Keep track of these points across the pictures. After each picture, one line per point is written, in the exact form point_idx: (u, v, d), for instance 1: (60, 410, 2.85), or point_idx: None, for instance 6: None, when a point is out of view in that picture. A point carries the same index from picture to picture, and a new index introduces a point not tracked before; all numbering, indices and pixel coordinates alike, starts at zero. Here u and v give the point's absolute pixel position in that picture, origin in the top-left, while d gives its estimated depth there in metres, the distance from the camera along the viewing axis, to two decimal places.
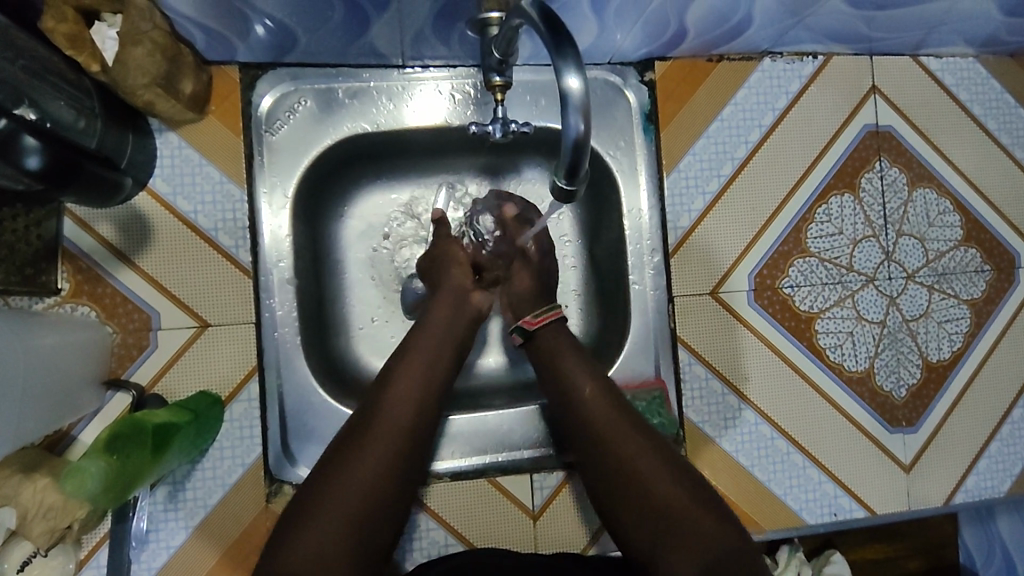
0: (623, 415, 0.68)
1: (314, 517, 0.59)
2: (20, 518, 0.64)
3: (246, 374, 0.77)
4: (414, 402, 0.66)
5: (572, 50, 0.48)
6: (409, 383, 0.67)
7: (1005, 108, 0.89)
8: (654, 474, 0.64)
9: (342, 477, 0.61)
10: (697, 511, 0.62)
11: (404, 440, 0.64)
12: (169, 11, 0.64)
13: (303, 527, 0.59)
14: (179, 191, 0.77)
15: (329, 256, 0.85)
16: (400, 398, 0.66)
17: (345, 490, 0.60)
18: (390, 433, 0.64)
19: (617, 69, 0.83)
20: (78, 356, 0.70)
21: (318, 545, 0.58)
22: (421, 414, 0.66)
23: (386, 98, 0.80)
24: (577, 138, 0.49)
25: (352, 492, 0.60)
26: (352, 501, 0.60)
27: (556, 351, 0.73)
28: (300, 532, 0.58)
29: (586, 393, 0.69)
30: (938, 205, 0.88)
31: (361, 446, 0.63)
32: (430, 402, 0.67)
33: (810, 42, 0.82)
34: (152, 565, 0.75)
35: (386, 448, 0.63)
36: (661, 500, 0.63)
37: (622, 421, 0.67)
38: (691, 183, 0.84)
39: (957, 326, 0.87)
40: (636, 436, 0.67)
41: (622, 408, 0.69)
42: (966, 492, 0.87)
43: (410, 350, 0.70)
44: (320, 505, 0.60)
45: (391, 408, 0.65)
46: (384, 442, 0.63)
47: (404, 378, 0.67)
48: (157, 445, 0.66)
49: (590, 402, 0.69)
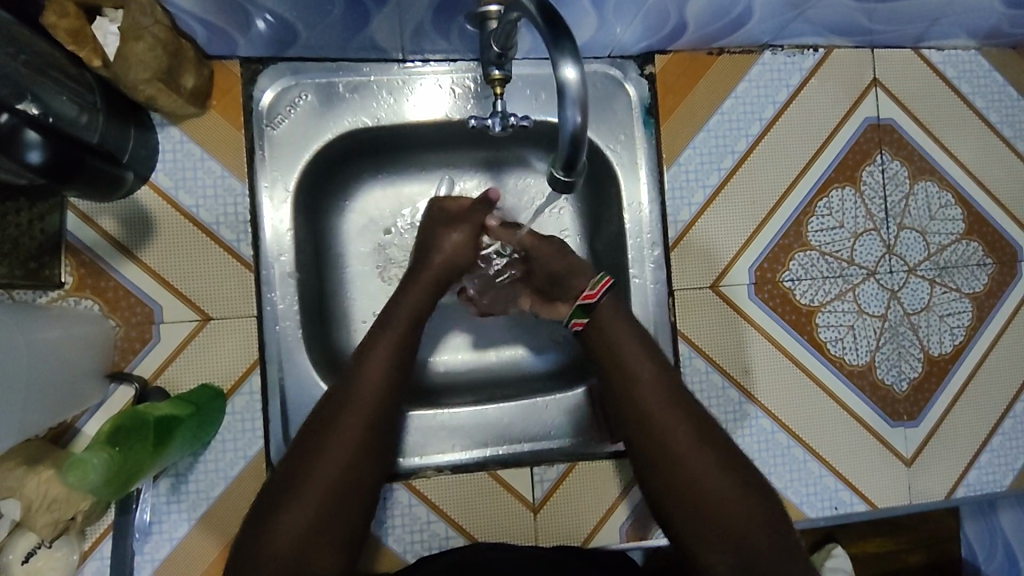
0: (676, 406, 0.67)
1: (292, 500, 0.61)
2: (25, 508, 0.65)
3: (248, 367, 0.78)
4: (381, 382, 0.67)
5: (569, 42, 0.48)
6: (377, 363, 0.67)
7: (1007, 100, 0.89)
8: (699, 462, 0.64)
9: (319, 460, 0.62)
10: (740, 506, 0.62)
11: (372, 421, 0.65)
12: (170, 6, 0.64)
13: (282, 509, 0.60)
14: (181, 185, 0.77)
15: (330, 250, 0.86)
16: (370, 380, 0.66)
17: (318, 472, 0.62)
18: (360, 415, 0.65)
19: (617, 62, 0.83)
20: (82, 349, 0.71)
21: (296, 527, 0.60)
22: (386, 394, 0.67)
23: (386, 93, 0.80)
24: (575, 129, 0.49)
25: (326, 474, 0.62)
26: (326, 483, 0.62)
27: (608, 338, 0.71)
28: (280, 514, 0.60)
29: (641, 381, 0.68)
30: (940, 198, 0.87)
31: (332, 429, 0.64)
32: (396, 382, 0.68)
33: (810, 35, 0.82)
34: (156, 556, 0.76)
35: (356, 430, 0.64)
36: (707, 497, 0.63)
37: (673, 411, 0.66)
38: (691, 176, 0.84)
39: (959, 319, 0.87)
40: (685, 429, 0.65)
41: (674, 397, 0.67)
42: (967, 486, 0.86)
43: (380, 330, 0.70)
44: (299, 488, 0.61)
45: (361, 391, 0.66)
46: (354, 423, 0.64)
47: (373, 358, 0.67)
48: (158, 437, 0.67)
49: (641, 390, 0.67)
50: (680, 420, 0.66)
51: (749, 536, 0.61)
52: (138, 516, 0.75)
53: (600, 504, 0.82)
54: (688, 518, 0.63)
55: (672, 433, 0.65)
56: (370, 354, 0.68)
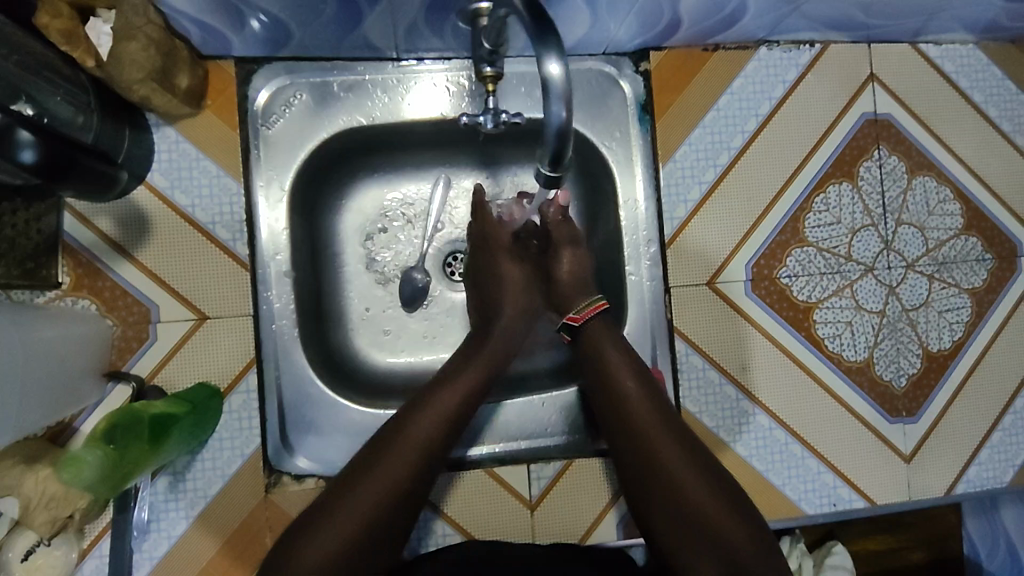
0: (664, 422, 0.68)
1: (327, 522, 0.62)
2: (23, 507, 0.65)
3: (245, 366, 0.78)
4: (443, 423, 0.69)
5: (555, 37, 0.48)
6: (443, 405, 0.70)
7: (1006, 95, 0.88)
8: (683, 473, 0.65)
9: (364, 489, 0.64)
10: (730, 520, 0.63)
11: (425, 457, 0.67)
12: (163, 6, 0.64)
13: (315, 531, 0.62)
14: (177, 185, 0.77)
15: (327, 249, 0.86)
16: (428, 421, 0.68)
17: (362, 500, 0.64)
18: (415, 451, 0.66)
19: (612, 60, 0.83)
20: (79, 349, 0.71)
21: (330, 550, 0.61)
22: (445, 435, 0.69)
23: (381, 91, 0.80)
24: (561, 124, 0.49)
25: (366, 503, 0.63)
26: (368, 510, 0.63)
27: (600, 357, 0.73)
28: (314, 534, 0.62)
29: (632, 400, 0.70)
30: (938, 194, 0.87)
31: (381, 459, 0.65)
32: (455, 424, 0.70)
33: (806, 30, 0.81)
34: (154, 555, 0.76)
35: (401, 466, 0.65)
36: (698, 510, 0.64)
37: (665, 428, 0.68)
38: (687, 173, 0.83)
39: (958, 315, 0.87)
40: (676, 444, 0.67)
41: (665, 415, 0.69)
42: (967, 483, 0.86)
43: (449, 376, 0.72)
44: (336, 514, 0.63)
45: (417, 431, 0.67)
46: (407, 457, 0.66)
47: (437, 402, 0.70)
48: (155, 434, 0.67)
49: (634, 409, 0.69)
50: (670, 436, 0.67)
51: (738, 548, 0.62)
52: (137, 515, 0.75)
53: (597, 502, 0.82)
54: (676, 531, 0.64)
55: (664, 448, 0.66)
56: (434, 398, 0.70)
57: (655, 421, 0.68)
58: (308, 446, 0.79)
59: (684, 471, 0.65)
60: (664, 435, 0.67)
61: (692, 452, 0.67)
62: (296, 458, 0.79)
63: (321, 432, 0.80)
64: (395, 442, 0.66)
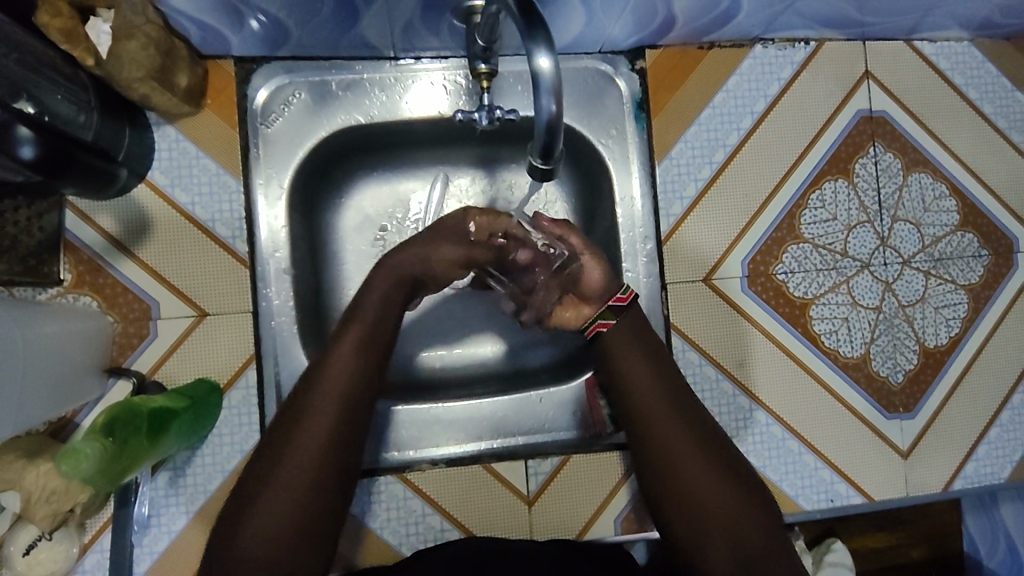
0: (679, 415, 0.68)
1: (260, 501, 0.60)
2: (24, 500, 0.66)
3: (244, 362, 0.79)
4: (346, 382, 0.64)
5: (544, 32, 0.49)
6: (343, 362, 0.65)
7: (1001, 91, 0.89)
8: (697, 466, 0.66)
9: (280, 471, 0.61)
10: (746, 517, 0.64)
11: (335, 433, 0.63)
12: (162, 6, 0.65)
13: (250, 512, 0.60)
14: (177, 183, 0.78)
15: (326, 247, 0.87)
16: (331, 390, 0.64)
17: (287, 474, 0.60)
18: (325, 416, 0.63)
19: (608, 58, 0.83)
20: (80, 345, 0.72)
21: (266, 529, 0.59)
22: (351, 396, 0.64)
23: (379, 90, 0.81)
24: (550, 119, 0.50)
25: (295, 476, 0.60)
26: (295, 485, 0.60)
27: (613, 348, 0.72)
28: (249, 515, 0.59)
29: (646, 394, 0.69)
30: (934, 190, 0.87)
31: (297, 428, 0.62)
32: (361, 381, 0.65)
33: (801, 28, 0.82)
34: (154, 549, 0.76)
35: (313, 443, 0.62)
36: (712, 503, 0.64)
37: (680, 421, 0.68)
38: (683, 170, 0.84)
39: (955, 311, 0.87)
40: (691, 438, 0.67)
41: (681, 410, 0.68)
42: (965, 479, 0.86)
43: (347, 326, 0.67)
44: (260, 499, 0.60)
45: (319, 402, 0.63)
46: (319, 425, 0.62)
47: (331, 366, 0.65)
48: (153, 426, 0.68)
49: (649, 402, 0.69)
50: (683, 429, 0.67)
51: (750, 545, 0.63)
52: (137, 510, 0.75)
53: (595, 498, 0.82)
54: (689, 526, 0.65)
55: (679, 441, 0.67)
56: (328, 362, 0.65)
57: (670, 415, 0.68)
58: None
59: (697, 464, 0.66)
60: (678, 429, 0.67)
61: (706, 445, 0.67)
62: None
63: None
64: (308, 410, 0.63)
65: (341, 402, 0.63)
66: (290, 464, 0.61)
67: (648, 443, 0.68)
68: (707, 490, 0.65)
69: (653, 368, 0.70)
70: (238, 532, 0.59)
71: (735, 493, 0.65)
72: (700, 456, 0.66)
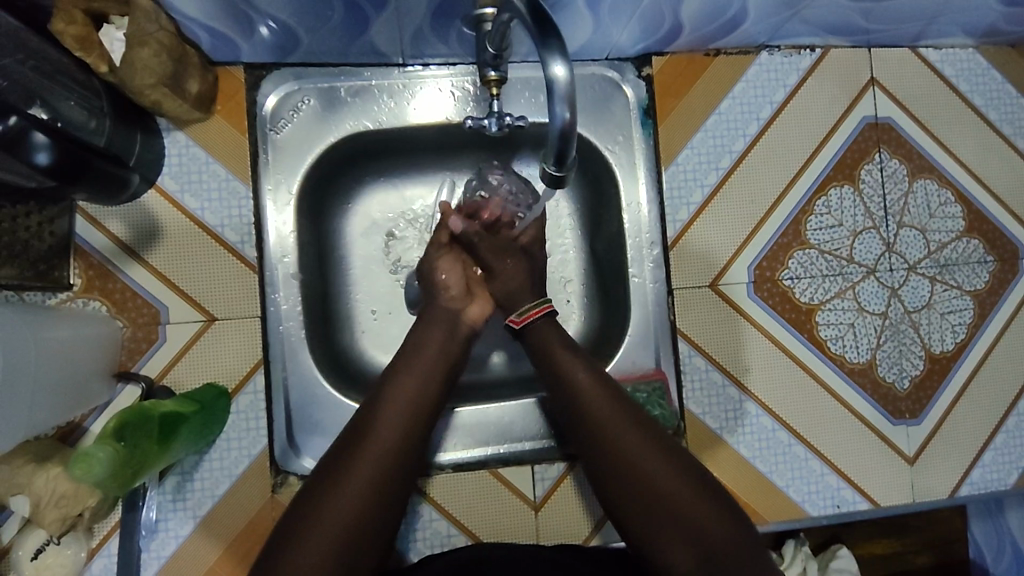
0: (623, 413, 0.69)
1: (310, 526, 0.59)
2: (33, 505, 0.66)
3: (253, 367, 0.79)
4: (405, 420, 0.66)
5: (558, 41, 0.49)
6: (402, 400, 0.67)
7: (1006, 98, 0.89)
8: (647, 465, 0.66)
9: (342, 491, 0.61)
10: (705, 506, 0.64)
11: (395, 459, 0.64)
12: (174, 13, 0.66)
13: (300, 536, 0.59)
14: (187, 188, 0.79)
15: (334, 252, 0.87)
16: (392, 417, 0.66)
17: (341, 500, 0.61)
18: (383, 449, 0.64)
19: (615, 65, 0.84)
20: (90, 349, 0.72)
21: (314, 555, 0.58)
22: (410, 432, 0.66)
23: (387, 96, 0.82)
24: (563, 126, 0.50)
25: (348, 502, 0.61)
26: (348, 511, 0.60)
27: (548, 350, 0.73)
28: (299, 539, 0.59)
29: (589, 394, 0.70)
30: (940, 196, 0.88)
31: (354, 459, 0.63)
32: (420, 420, 0.67)
33: (807, 35, 0.82)
34: (161, 554, 0.77)
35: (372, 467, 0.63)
36: (664, 500, 0.64)
37: (627, 418, 0.68)
38: (689, 176, 0.84)
39: (961, 317, 0.87)
40: (637, 436, 0.67)
41: (630, 408, 0.69)
42: (971, 485, 0.86)
43: (404, 367, 0.70)
44: (317, 517, 0.60)
45: (383, 429, 0.65)
46: (378, 456, 0.63)
47: (395, 396, 0.67)
48: (162, 433, 0.68)
49: (593, 401, 0.69)
50: (631, 425, 0.68)
51: (710, 532, 0.63)
52: (144, 514, 0.76)
53: (601, 504, 0.82)
54: (645, 522, 0.65)
55: (629, 436, 0.67)
56: (392, 391, 0.67)
57: (619, 412, 0.69)
58: (314, 447, 0.80)
59: (652, 457, 0.66)
60: (627, 425, 0.68)
61: (658, 440, 0.67)
62: (302, 458, 0.80)
63: (327, 433, 0.80)
64: (366, 442, 0.64)
65: (398, 436, 0.65)
66: (344, 493, 0.61)
67: (596, 442, 0.68)
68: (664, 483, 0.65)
69: (592, 369, 0.71)
70: (285, 556, 0.58)
71: (693, 484, 0.65)
72: (654, 449, 0.66)
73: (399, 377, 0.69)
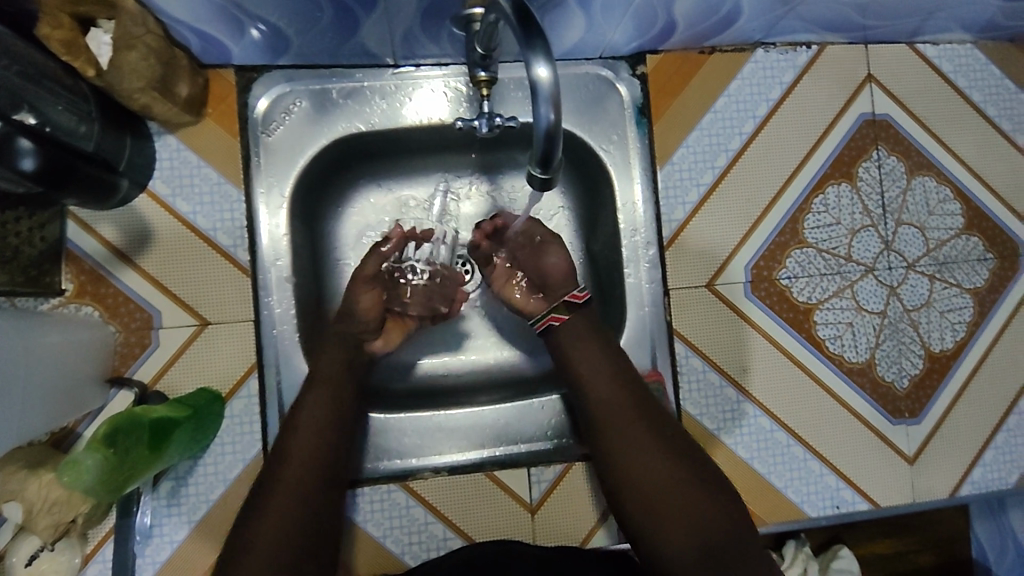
0: (638, 414, 0.69)
1: (256, 533, 0.63)
2: (26, 511, 0.66)
3: (246, 371, 0.79)
4: (324, 423, 0.70)
5: (541, 42, 0.49)
6: (324, 399, 0.72)
7: (1005, 94, 0.88)
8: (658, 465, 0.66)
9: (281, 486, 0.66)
10: (699, 500, 0.65)
11: (322, 449, 0.69)
12: (163, 16, 0.65)
13: (252, 544, 0.62)
14: (179, 192, 0.79)
15: (328, 256, 0.86)
16: (318, 412, 0.71)
17: (279, 503, 0.65)
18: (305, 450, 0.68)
19: (609, 63, 0.83)
20: (81, 354, 0.71)
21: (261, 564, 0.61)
22: (325, 443, 0.70)
23: (379, 98, 0.81)
24: (548, 127, 0.50)
25: (285, 503, 0.65)
26: (284, 514, 0.64)
27: (567, 349, 0.73)
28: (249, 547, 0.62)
29: (597, 383, 0.70)
30: (938, 193, 0.87)
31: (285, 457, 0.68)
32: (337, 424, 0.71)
33: (802, 32, 0.82)
34: (156, 560, 0.76)
35: (306, 465, 0.67)
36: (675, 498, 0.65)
37: (632, 412, 0.69)
38: (684, 175, 0.83)
39: (960, 315, 0.86)
40: (654, 436, 0.68)
41: (631, 395, 0.70)
42: (972, 484, 0.85)
43: (318, 382, 0.73)
44: (273, 502, 0.65)
45: (306, 424, 0.70)
46: (304, 457, 0.68)
47: (316, 396, 0.72)
48: (154, 439, 0.68)
49: (600, 394, 0.70)
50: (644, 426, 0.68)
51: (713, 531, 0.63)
52: (139, 519, 0.76)
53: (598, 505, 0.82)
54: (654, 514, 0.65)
55: (632, 435, 0.68)
56: (314, 391, 0.72)
57: (623, 404, 0.69)
58: None
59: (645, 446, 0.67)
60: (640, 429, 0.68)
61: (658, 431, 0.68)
62: None
63: None
64: (294, 453, 0.68)
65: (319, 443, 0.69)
66: (288, 477, 0.66)
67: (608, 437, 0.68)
68: (655, 474, 0.66)
69: (602, 360, 0.71)
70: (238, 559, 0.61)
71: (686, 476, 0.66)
72: (644, 434, 0.68)
73: (314, 388, 0.72)
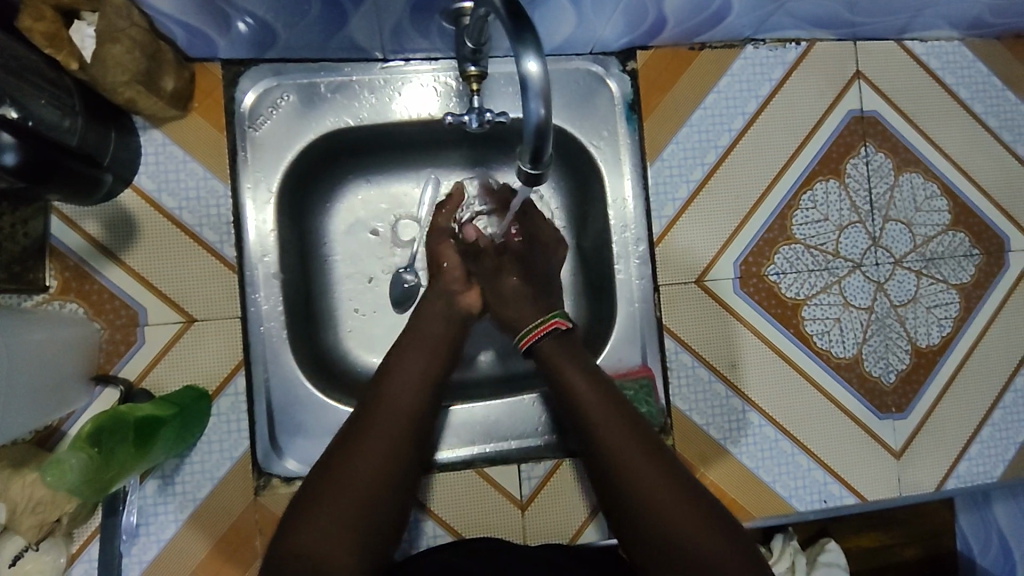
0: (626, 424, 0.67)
1: (323, 499, 0.60)
2: (10, 511, 0.65)
3: (233, 368, 0.78)
4: (415, 394, 0.68)
5: (532, 36, 0.48)
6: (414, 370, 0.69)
7: (991, 91, 0.89)
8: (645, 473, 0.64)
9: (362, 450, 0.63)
10: (684, 511, 0.62)
11: (413, 417, 0.66)
12: (148, 9, 0.64)
13: (321, 510, 0.59)
14: (164, 187, 0.77)
15: (316, 252, 0.86)
16: (407, 383, 0.68)
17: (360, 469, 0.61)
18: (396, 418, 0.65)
19: (599, 59, 0.83)
20: (65, 352, 0.70)
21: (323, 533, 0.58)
22: (417, 414, 0.67)
23: (368, 92, 0.80)
24: (539, 122, 0.50)
25: (366, 469, 0.62)
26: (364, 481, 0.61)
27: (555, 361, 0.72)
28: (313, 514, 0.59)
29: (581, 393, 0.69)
30: (925, 190, 0.87)
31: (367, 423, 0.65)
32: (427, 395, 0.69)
33: (792, 28, 0.82)
34: (143, 559, 0.75)
35: (392, 430, 0.64)
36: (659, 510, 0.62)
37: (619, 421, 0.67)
38: (674, 172, 0.83)
39: (946, 311, 0.87)
40: (639, 445, 0.65)
41: (618, 404, 0.68)
42: (957, 478, 0.86)
43: (414, 353, 0.71)
44: (350, 467, 0.62)
45: (396, 391, 0.67)
46: (392, 424, 0.65)
47: (406, 367, 0.69)
48: (139, 436, 0.68)
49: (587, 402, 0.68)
50: (630, 434, 0.66)
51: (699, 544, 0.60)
52: (125, 519, 0.74)
53: (587, 502, 0.82)
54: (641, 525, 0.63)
55: (617, 444, 0.65)
56: (402, 363, 0.70)
57: (609, 412, 0.68)
58: (298, 449, 0.79)
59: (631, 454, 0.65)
60: (625, 439, 0.66)
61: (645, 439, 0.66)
62: (285, 460, 0.79)
63: (311, 434, 0.79)
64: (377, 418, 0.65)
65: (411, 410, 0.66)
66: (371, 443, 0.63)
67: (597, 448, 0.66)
68: (640, 483, 0.63)
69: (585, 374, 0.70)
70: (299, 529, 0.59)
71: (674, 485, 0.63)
72: (629, 442, 0.65)
73: (401, 360, 0.70)
